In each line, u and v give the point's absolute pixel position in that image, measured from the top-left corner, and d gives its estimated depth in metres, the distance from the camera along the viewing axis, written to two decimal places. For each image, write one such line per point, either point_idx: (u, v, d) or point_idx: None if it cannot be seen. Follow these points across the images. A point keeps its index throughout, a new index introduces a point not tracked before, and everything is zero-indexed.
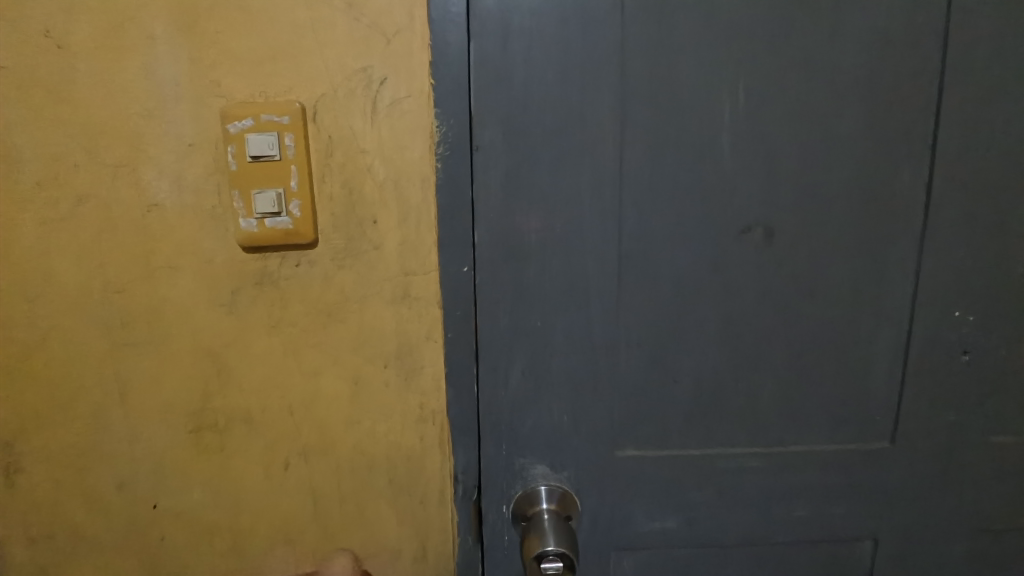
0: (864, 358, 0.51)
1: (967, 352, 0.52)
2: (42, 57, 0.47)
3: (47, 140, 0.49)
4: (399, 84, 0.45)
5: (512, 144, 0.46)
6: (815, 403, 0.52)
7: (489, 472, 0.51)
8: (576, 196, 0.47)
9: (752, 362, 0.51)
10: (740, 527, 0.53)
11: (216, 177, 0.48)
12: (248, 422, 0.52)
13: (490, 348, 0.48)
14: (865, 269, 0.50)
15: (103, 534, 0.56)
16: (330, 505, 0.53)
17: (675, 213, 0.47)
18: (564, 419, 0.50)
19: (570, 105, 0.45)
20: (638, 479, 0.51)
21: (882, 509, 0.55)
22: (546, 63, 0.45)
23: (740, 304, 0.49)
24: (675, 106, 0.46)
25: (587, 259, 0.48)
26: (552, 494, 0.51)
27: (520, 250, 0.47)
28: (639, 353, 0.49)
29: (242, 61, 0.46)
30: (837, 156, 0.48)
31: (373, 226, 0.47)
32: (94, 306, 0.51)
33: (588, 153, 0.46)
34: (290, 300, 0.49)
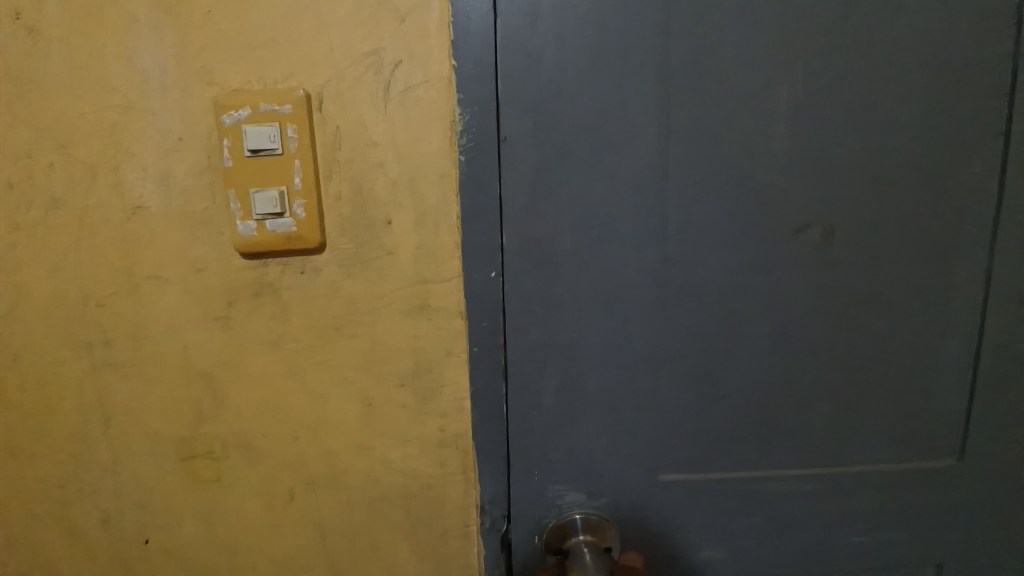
0: (929, 368, 0.47)
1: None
2: (10, 42, 0.42)
3: (17, 137, 0.43)
4: (415, 68, 0.40)
5: (543, 135, 0.41)
6: (876, 418, 0.47)
7: (518, 501, 0.46)
8: (614, 193, 0.42)
9: (809, 376, 0.46)
10: (795, 556, 0.49)
11: (207, 174, 0.42)
12: (246, 451, 0.47)
13: (520, 364, 0.43)
14: (932, 269, 0.45)
15: (87, 574, 0.51)
16: (340, 540, 0.48)
17: (724, 211, 0.43)
18: (602, 441, 0.45)
19: (607, 90, 0.40)
20: (683, 506, 0.46)
21: (947, 533, 0.50)
22: (581, 45, 0.40)
23: (796, 311, 0.44)
24: (723, 92, 0.41)
25: (627, 264, 0.43)
26: (588, 524, 0.45)
27: (553, 254, 0.42)
28: (684, 368, 0.44)
29: (236, 45, 0.41)
30: (901, 146, 0.43)
31: (386, 228, 0.42)
32: (72, 322, 0.46)
33: (628, 145, 0.41)
34: (292, 314, 0.43)
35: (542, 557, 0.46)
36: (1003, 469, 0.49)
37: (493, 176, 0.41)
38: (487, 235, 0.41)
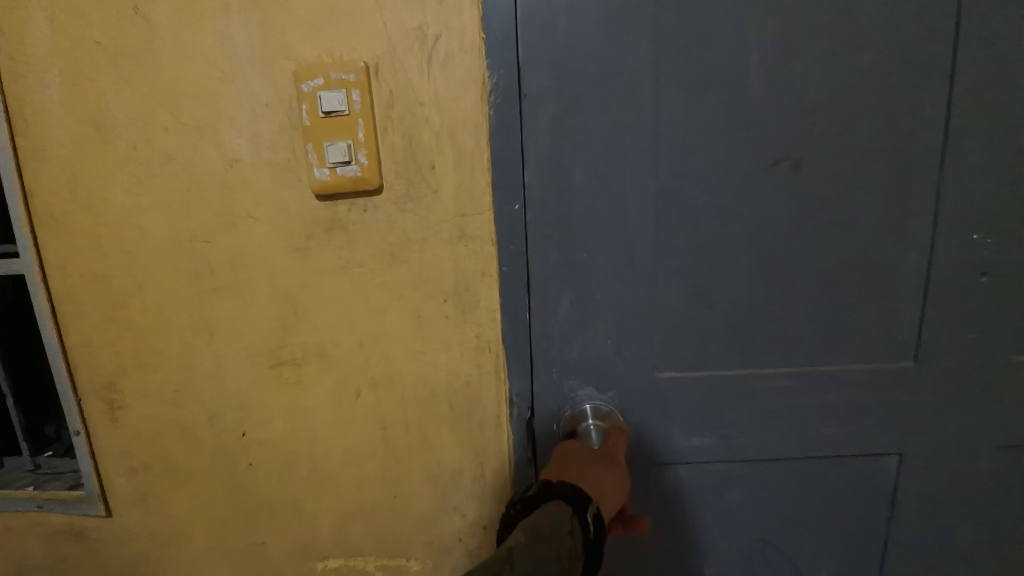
0: (888, 283, 0.55)
1: (987, 275, 0.55)
2: (131, 30, 0.53)
3: (138, 107, 0.55)
4: (452, 40, 0.50)
5: (555, 89, 0.50)
6: (842, 326, 0.56)
7: (541, 395, 0.56)
8: (616, 136, 0.51)
9: (782, 289, 0.55)
10: (771, 443, 0.59)
11: (288, 132, 0.53)
12: (323, 357, 0.58)
13: (541, 281, 0.53)
14: (889, 196, 0.53)
15: (200, 460, 0.64)
16: (397, 429, 0.60)
17: (708, 149, 0.51)
18: (609, 344, 0.55)
19: (608, 51, 0.49)
20: (677, 397, 0.57)
21: (906, 426, 0.59)
22: (586, 12, 0.48)
23: (771, 234, 0.53)
24: (706, 49, 0.50)
25: (629, 195, 0.52)
26: (598, 412, 0.56)
27: (567, 189, 0.52)
28: (676, 282, 0.54)
29: (309, 25, 0.51)
30: (861, 90, 0.51)
31: (431, 172, 0.52)
32: (184, 256, 0.58)
33: (627, 95, 0.50)
34: (358, 244, 0.55)
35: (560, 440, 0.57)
36: (955, 370, 0.58)
37: (516, 126, 0.50)
38: (513, 175, 0.51)
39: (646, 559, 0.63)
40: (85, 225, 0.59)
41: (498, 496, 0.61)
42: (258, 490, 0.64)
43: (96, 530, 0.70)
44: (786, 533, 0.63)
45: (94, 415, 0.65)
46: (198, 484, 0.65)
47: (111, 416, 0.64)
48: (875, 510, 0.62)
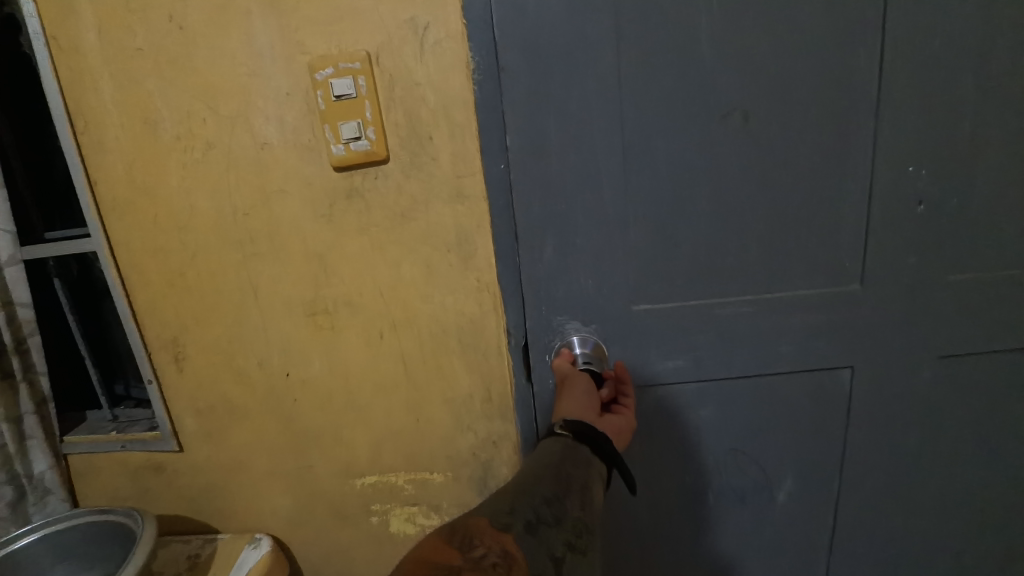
0: (825, 216, 0.64)
1: (922, 203, 0.64)
2: (169, 37, 0.63)
3: (180, 102, 0.65)
4: (439, 27, 0.59)
5: (528, 65, 0.58)
6: (791, 255, 0.65)
7: (533, 329, 0.67)
8: (584, 103, 0.60)
9: (737, 225, 0.64)
10: (734, 359, 0.69)
11: (308, 115, 0.63)
12: (351, 306, 0.70)
13: (527, 230, 0.63)
14: (823, 140, 0.62)
15: (254, 399, 0.77)
16: (416, 362, 0.71)
17: (667, 105, 0.60)
18: (590, 283, 0.66)
19: (573, 29, 0.58)
20: (652, 326, 0.68)
21: (852, 339, 0.69)
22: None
23: (725, 176, 0.62)
24: (656, 21, 0.58)
25: (599, 152, 0.61)
26: (585, 342, 0.67)
27: (545, 152, 0.61)
28: (644, 224, 0.64)
29: (318, 22, 0.60)
30: (794, 48, 0.59)
31: (430, 142, 0.62)
32: (228, 227, 0.69)
33: (591, 61, 0.59)
34: (373, 208, 0.65)
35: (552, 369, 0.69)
36: (893, 289, 0.67)
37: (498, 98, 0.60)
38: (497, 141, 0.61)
39: (634, 462, 0.75)
40: (143, 206, 0.70)
41: (505, 415, 0.73)
42: (304, 422, 0.77)
43: (172, 464, 0.83)
44: (755, 440, 0.74)
45: (163, 367, 0.77)
46: (254, 420, 0.78)
47: (177, 367, 0.77)
48: (829, 415, 0.73)
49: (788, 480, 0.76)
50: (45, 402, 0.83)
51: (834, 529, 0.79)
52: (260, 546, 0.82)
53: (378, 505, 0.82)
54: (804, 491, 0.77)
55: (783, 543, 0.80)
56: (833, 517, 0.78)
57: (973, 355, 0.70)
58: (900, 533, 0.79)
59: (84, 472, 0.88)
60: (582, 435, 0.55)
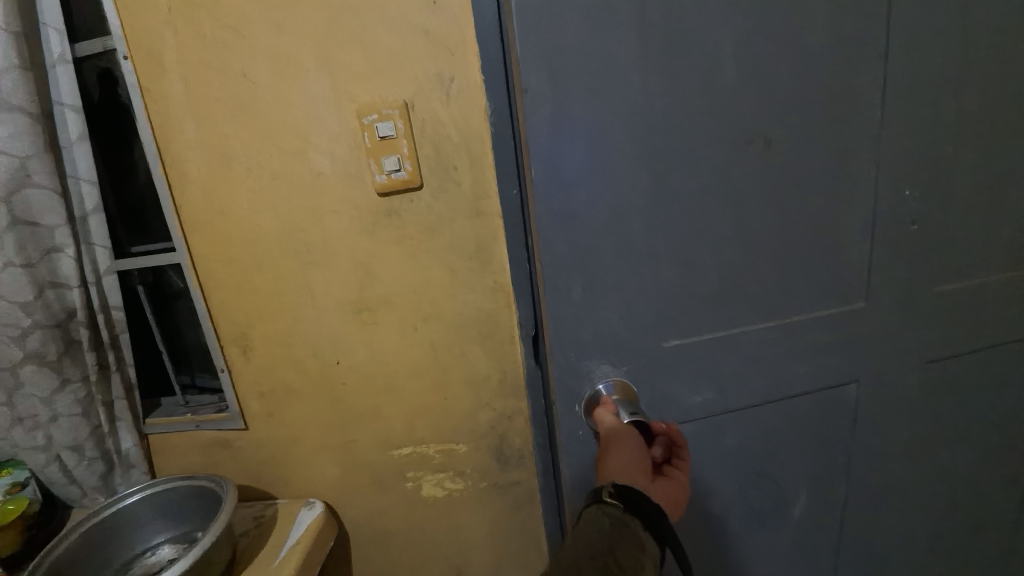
0: (810, 234, 0.71)
1: (916, 223, 0.73)
2: (241, 88, 0.78)
3: (249, 140, 0.80)
4: (461, 79, 0.73)
5: (560, 126, 0.61)
6: (810, 273, 0.73)
7: (563, 375, 0.71)
8: (613, 152, 0.63)
9: (761, 250, 0.70)
10: (744, 380, 0.76)
11: (354, 150, 0.78)
12: (390, 304, 0.85)
13: (554, 270, 0.66)
14: (815, 168, 0.69)
15: (309, 383, 0.92)
16: (445, 350, 0.86)
17: (696, 135, 0.64)
18: (618, 320, 0.70)
19: (598, 86, 0.60)
20: (679, 359, 0.73)
21: (832, 342, 0.77)
22: (580, 58, 0.59)
23: (750, 201, 0.68)
24: (670, 74, 0.62)
25: (627, 186, 0.64)
26: (610, 388, 0.72)
27: (576, 206, 0.64)
28: (672, 252, 0.68)
29: (363, 76, 0.75)
30: (787, 88, 0.65)
31: (454, 171, 0.77)
32: (288, 240, 0.84)
33: (618, 93, 0.61)
34: (408, 223, 0.80)
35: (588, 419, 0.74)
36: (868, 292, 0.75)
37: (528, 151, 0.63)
38: (512, 169, 0.75)
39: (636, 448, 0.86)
40: (219, 225, 0.85)
41: (518, 392, 0.88)
42: (350, 402, 0.92)
43: (237, 440, 0.99)
44: (776, 460, 0.82)
45: (232, 357, 0.93)
46: (308, 401, 0.93)
47: (244, 357, 0.92)
48: (826, 420, 0.81)
49: (782, 471, 0.83)
50: (132, 388, 0.99)
51: (843, 527, 0.88)
52: (314, 507, 0.97)
53: (412, 472, 0.96)
54: (815, 500, 0.85)
55: (782, 530, 0.86)
56: (831, 510, 0.87)
57: (953, 358, 0.81)
58: (875, 510, 0.88)
59: (161, 448, 1.04)
60: (633, 505, 0.54)
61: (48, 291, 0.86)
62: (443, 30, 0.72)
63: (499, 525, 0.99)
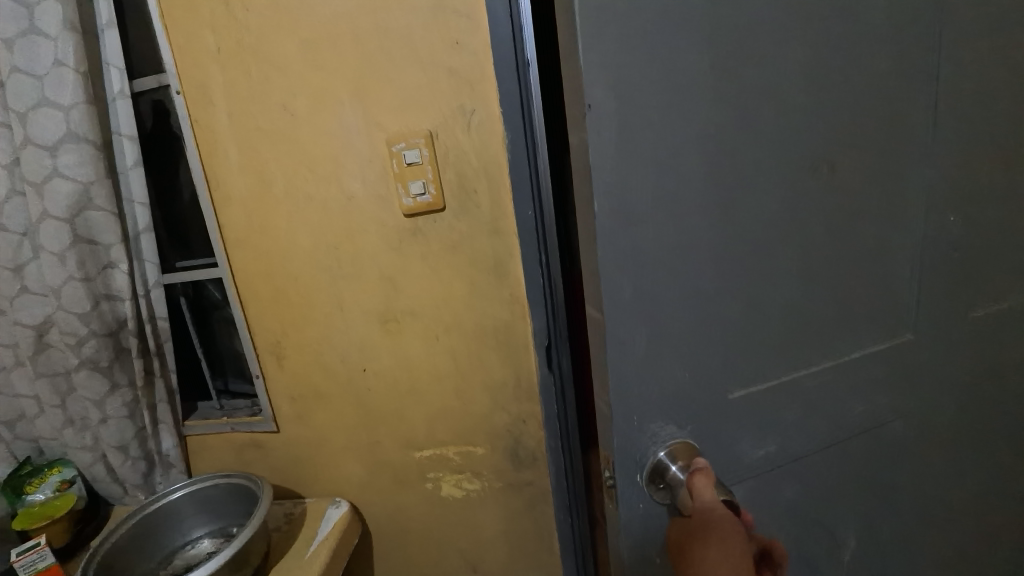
0: (859, 252, 0.58)
1: (957, 249, 0.62)
2: (282, 120, 0.86)
3: (288, 166, 0.88)
4: (481, 112, 0.81)
5: (623, 145, 0.46)
6: (857, 304, 0.59)
7: (625, 445, 0.55)
8: (685, 172, 0.48)
9: (828, 278, 0.57)
10: (816, 429, 0.62)
11: (383, 174, 0.85)
12: (414, 315, 0.92)
13: (617, 321, 0.50)
14: (905, 190, 0.58)
15: (337, 388, 0.99)
16: (464, 358, 0.93)
17: (766, 151, 0.51)
18: (684, 377, 0.54)
19: (670, 91, 0.46)
20: (745, 413, 0.58)
21: (886, 376, 0.64)
22: (649, 58, 0.45)
23: (818, 225, 0.55)
24: (752, 78, 0.49)
25: (694, 211, 0.50)
26: (672, 453, 0.56)
27: (643, 242, 0.49)
28: (741, 291, 0.54)
29: (392, 109, 0.83)
30: (874, 97, 0.54)
31: (474, 193, 0.84)
32: (321, 257, 0.91)
33: (685, 99, 0.47)
34: (431, 241, 0.87)
35: (650, 487, 0.57)
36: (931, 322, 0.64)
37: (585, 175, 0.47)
38: (527, 192, 0.82)
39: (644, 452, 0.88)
40: (258, 242, 0.93)
41: (532, 397, 0.94)
42: (376, 406, 0.99)
43: (269, 441, 1.06)
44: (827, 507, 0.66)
45: (266, 364, 1.00)
46: (337, 405, 1.01)
47: (277, 364, 1.00)
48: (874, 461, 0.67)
49: (836, 519, 0.67)
50: (173, 393, 1.06)
51: None
52: (340, 506, 1.04)
53: (432, 473, 1.03)
54: (868, 547, 0.70)
55: None
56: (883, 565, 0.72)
57: (991, 384, 0.70)
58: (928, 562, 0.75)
59: (198, 449, 1.11)
60: None
61: (103, 302, 0.95)
62: (466, 69, 0.80)
63: (514, 524, 1.04)
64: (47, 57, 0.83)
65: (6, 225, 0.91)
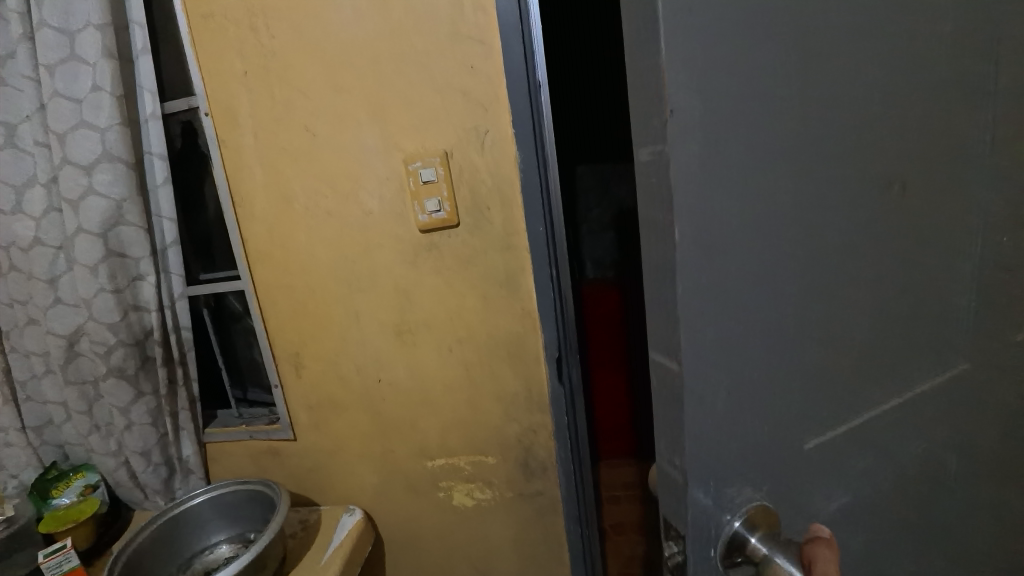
0: (922, 265, 0.47)
1: (1007, 270, 0.53)
2: (304, 141, 0.91)
3: (309, 184, 0.92)
4: (495, 133, 0.84)
5: (706, 150, 0.34)
6: (921, 331, 0.49)
7: (696, 522, 0.40)
8: (767, 176, 0.36)
9: (902, 301, 0.47)
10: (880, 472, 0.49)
11: (400, 192, 0.89)
12: (428, 327, 0.95)
13: (696, 374, 0.37)
14: (984, 202, 0.50)
15: (352, 398, 1.02)
16: (476, 369, 0.95)
17: (849, 150, 0.40)
18: (763, 435, 0.42)
19: (764, 80, 0.35)
20: (824, 467, 0.46)
21: (944, 408, 0.52)
22: (740, 37, 0.34)
23: (893, 239, 0.44)
24: (847, 71, 0.39)
25: (776, 225, 0.38)
26: (747, 521, 0.42)
27: (723, 269, 0.36)
28: (822, 321, 0.42)
29: (409, 130, 0.86)
30: (941, 84, 0.44)
31: (487, 210, 0.87)
32: (340, 271, 0.95)
33: (768, 84, 0.35)
34: (446, 256, 0.90)
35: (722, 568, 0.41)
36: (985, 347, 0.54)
37: (657, 189, 0.35)
38: (538, 209, 0.85)
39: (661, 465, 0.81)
40: (279, 256, 0.97)
41: (542, 408, 0.96)
42: (391, 416, 1.02)
43: (286, 448, 1.09)
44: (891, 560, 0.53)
45: (285, 373, 1.03)
46: (352, 413, 1.03)
47: (295, 373, 1.03)
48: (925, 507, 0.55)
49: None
50: (194, 401, 1.10)
51: None
52: (354, 513, 1.06)
53: (444, 482, 1.05)
54: None
55: None
56: None
57: None
58: None
59: (217, 456, 1.14)
60: None
61: (131, 313, 0.98)
62: (480, 92, 0.83)
63: (524, 534, 1.06)
64: (85, 82, 0.88)
65: (43, 239, 0.96)
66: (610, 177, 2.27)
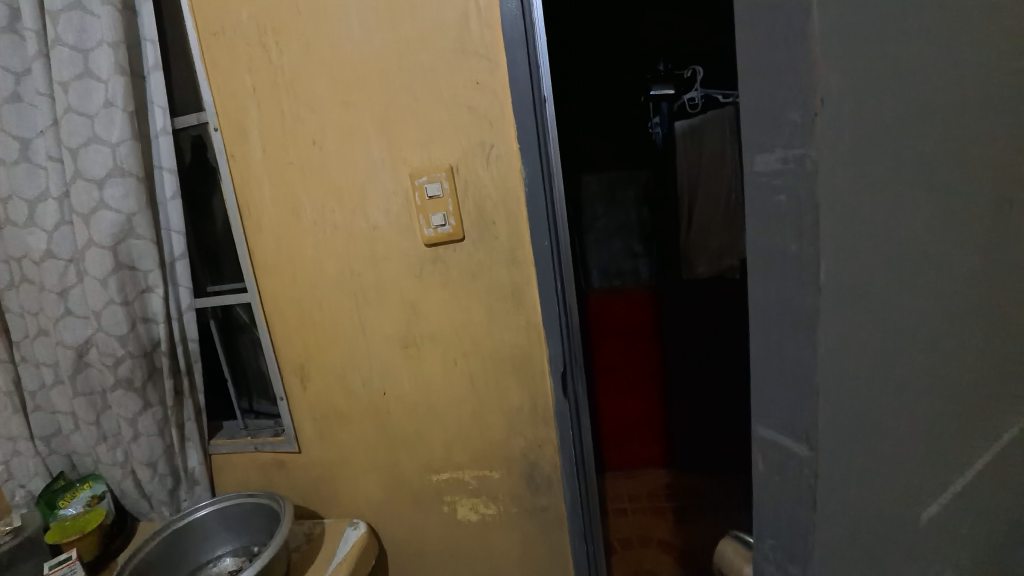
0: None
1: None
2: (312, 155, 0.92)
3: (316, 198, 0.93)
4: (500, 147, 0.85)
5: (861, 200, 0.31)
6: None
7: None
8: (925, 226, 0.34)
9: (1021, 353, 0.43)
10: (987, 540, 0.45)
11: (406, 207, 0.89)
12: (433, 340, 0.95)
13: (829, 442, 0.34)
14: None
15: (358, 410, 1.02)
16: (481, 382, 0.95)
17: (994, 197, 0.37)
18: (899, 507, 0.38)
19: (914, 86, 0.31)
20: (948, 540, 0.42)
21: None
22: (909, 72, 0.31)
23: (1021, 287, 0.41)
24: (998, 91, 0.36)
25: (928, 281, 0.35)
26: None
27: (871, 327, 0.33)
28: (957, 380, 0.39)
29: (416, 145, 0.87)
30: None
31: (492, 224, 0.87)
32: (346, 284, 0.95)
33: (933, 128, 0.33)
34: (451, 270, 0.90)
35: None
36: None
37: (793, 212, 0.32)
38: (543, 223, 0.85)
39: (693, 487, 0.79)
40: (286, 269, 0.97)
41: (548, 423, 0.95)
42: (397, 429, 1.02)
43: (291, 460, 1.09)
44: None
45: (291, 386, 1.04)
46: (357, 426, 1.03)
47: (301, 385, 1.03)
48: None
49: None
50: (201, 413, 1.10)
51: None
52: (359, 527, 1.06)
53: (449, 497, 1.05)
54: None
55: None
56: None
57: None
58: None
59: (222, 468, 1.15)
60: None
61: (140, 325, 0.99)
62: (486, 107, 0.84)
63: (529, 550, 1.05)
64: (98, 99, 0.90)
65: (55, 252, 0.97)
66: (616, 186, 2.31)
